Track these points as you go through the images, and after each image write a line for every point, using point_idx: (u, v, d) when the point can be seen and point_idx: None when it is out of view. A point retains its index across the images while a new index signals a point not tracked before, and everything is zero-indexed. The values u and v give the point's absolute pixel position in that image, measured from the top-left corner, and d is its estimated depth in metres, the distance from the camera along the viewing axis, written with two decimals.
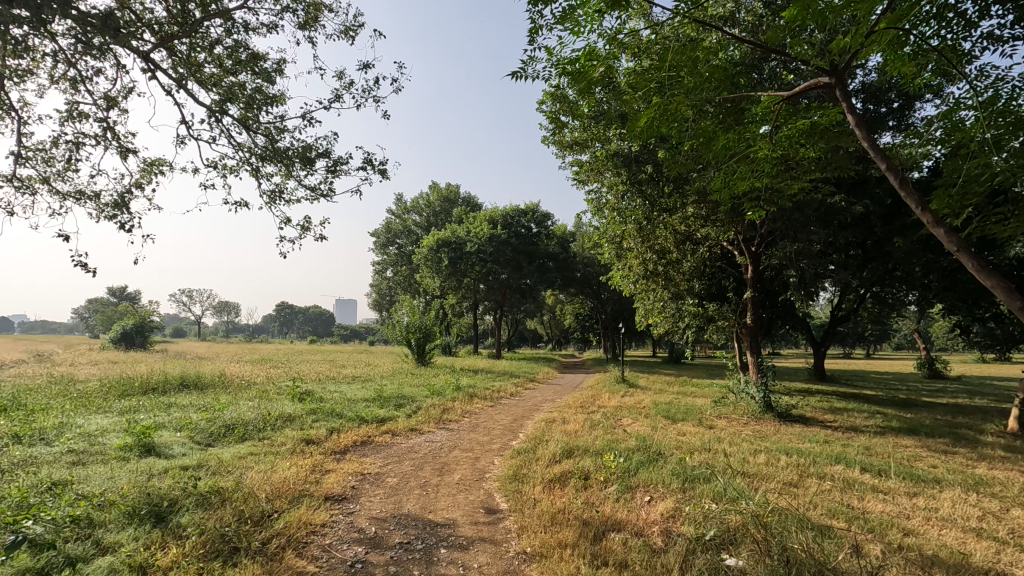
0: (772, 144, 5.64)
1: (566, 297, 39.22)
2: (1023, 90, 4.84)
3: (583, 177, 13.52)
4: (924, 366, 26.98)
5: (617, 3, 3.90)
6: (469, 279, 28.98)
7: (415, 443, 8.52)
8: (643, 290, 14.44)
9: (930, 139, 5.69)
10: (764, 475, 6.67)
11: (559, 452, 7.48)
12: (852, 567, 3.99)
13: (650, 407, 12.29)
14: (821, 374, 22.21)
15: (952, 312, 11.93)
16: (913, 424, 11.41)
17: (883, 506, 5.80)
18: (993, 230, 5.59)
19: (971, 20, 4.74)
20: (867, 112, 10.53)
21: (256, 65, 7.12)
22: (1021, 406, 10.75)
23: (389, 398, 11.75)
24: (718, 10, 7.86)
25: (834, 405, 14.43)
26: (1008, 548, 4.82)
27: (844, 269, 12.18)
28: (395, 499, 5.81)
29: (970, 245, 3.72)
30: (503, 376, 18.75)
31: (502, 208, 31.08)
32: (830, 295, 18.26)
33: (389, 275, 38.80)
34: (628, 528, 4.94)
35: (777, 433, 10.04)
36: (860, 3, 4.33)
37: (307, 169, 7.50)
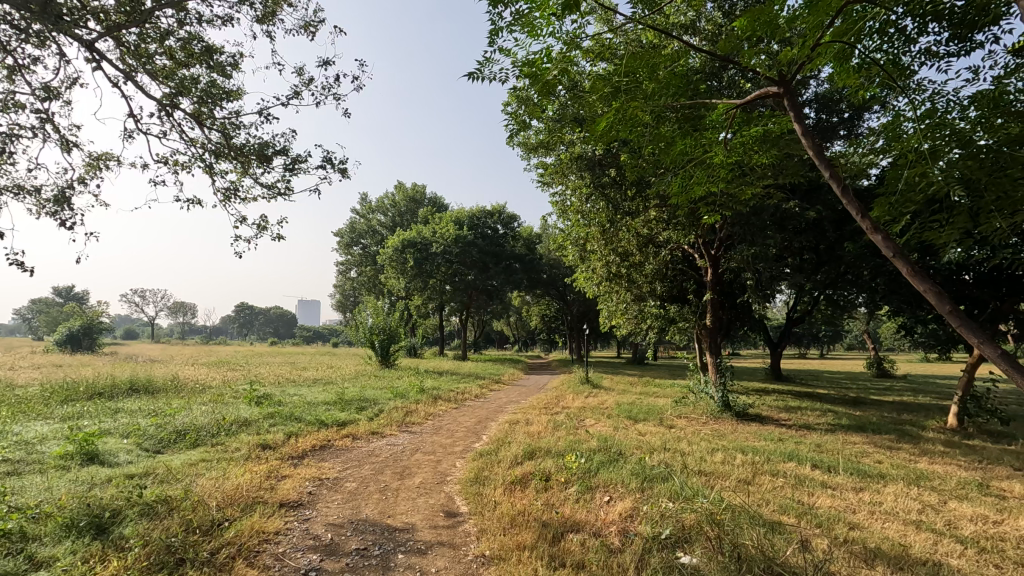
0: (728, 151, 5.72)
1: (533, 298, 39.37)
2: (957, 105, 5.08)
3: (548, 179, 13.60)
4: (873, 365, 28.14)
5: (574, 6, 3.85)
6: (434, 280, 28.79)
7: (376, 446, 8.38)
8: (606, 292, 14.59)
9: (873, 149, 5.92)
10: (720, 473, 6.82)
11: (521, 454, 7.48)
12: (799, 562, 4.13)
13: (613, 408, 12.43)
14: (777, 374, 22.93)
15: (897, 314, 12.47)
16: (861, 421, 11.90)
17: (831, 501, 6.02)
18: (931, 236, 5.85)
19: (910, 36, 4.95)
20: (820, 121, 10.95)
21: (210, 58, 6.89)
22: (960, 404, 11.30)
23: (351, 401, 11.53)
24: (679, 19, 8.02)
25: (789, 403, 14.89)
26: (944, 539, 5.05)
27: (798, 272, 12.60)
28: (353, 504, 5.70)
29: (906, 251, 3.81)
30: (467, 377, 18.76)
31: (468, 209, 31.04)
32: (787, 296, 18.85)
33: (353, 276, 38.23)
34: (586, 529, 4.97)
35: (734, 432, 10.28)
36: (810, 15, 4.45)
37: (264, 166, 7.31)
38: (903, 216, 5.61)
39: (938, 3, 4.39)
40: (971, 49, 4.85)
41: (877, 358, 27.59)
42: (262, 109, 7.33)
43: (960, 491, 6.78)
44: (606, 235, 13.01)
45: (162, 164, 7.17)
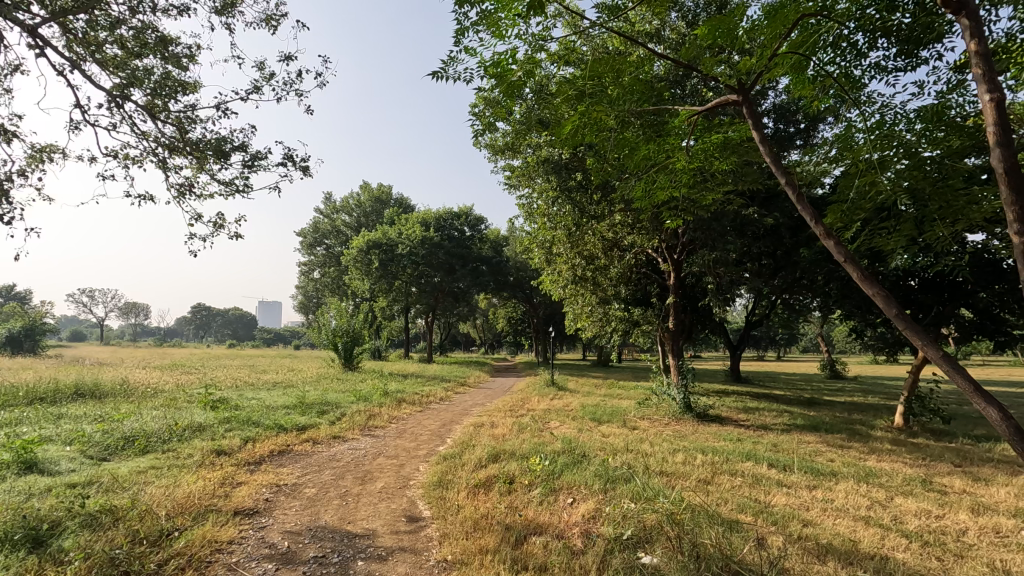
0: (690, 158, 5.77)
1: (499, 301, 39.34)
2: (904, 117, 5.29)
3: (515, 181, 13.61)
4: (826, 367, 29.20)
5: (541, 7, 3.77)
6: (400, 282, 28.43)
7: (337, 451, 8.19)
8: (572, 294, 14.70)
9: (827, 158, 6.11)
10: (680, 474, 6.93)
11: (485, 457, 7.43)
12: (755, 559, 4.23)
13: (577, 410, 12.49)
14: (736, 376, 23.57)
15: (849, 318, 12.95)
16: (814, 421, 12.32)
17: (786, 499, 6.19)
18: (880, 242, 6.11)
19: (861, 50, 5.14)
20: (778, 131, 11.30)
21: (165, 49, 6.62)
22: (906, 403, 11.82)
23: (312, 404, 11.26)
24: (644, 27, 8.15)
25: (747, 404, 15.31)
26: (891, 534, 5.26)
27: (757, 277, 12.99)
28: (312, 510, 5.54)
29: (855, 255, 3.87)
30: (433, 380, 18.60)
31: (435, 211, 30.79)
32: (746, 300, 19.38)
33: (316, 277, 37.45)
34: (549, 531, 4.97)
35: (695, 433, 10.49)
36: (768, 26, 4.56)
37: (222, 163, 7.06)
38: (854, 223, 5.84)
39: (887, 18, 4.57)
40: (916, 65, 5.07)
41: (830, 360, 28.68)
42: (220, 103, 7.09)
43: (906, 487, 7.08)
44: (572, 238, 13.09)
45: (112, 157, 6.85)
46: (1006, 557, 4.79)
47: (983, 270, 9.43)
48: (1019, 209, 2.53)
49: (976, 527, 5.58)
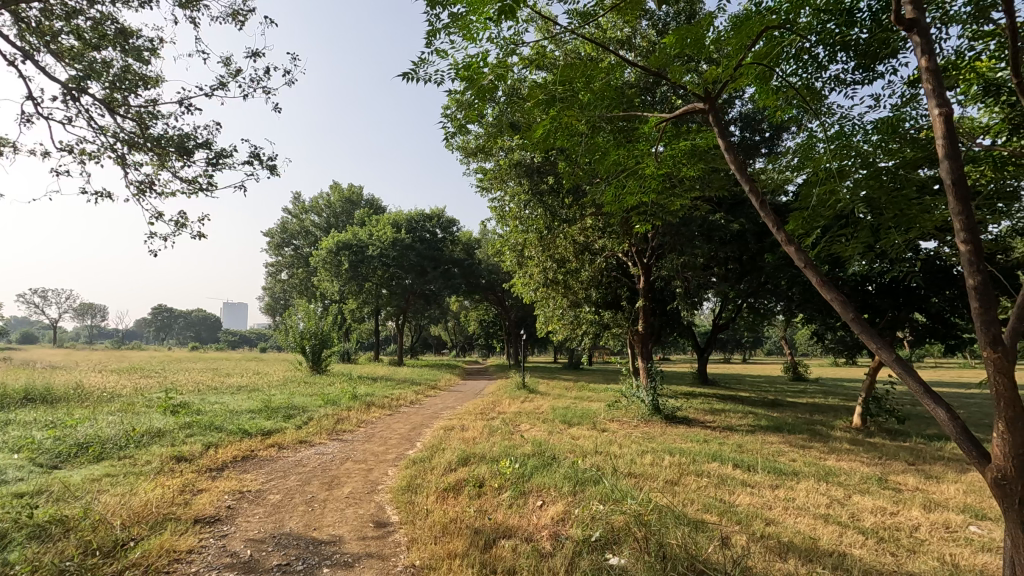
0: (659, 164, 5.84)
1: (471, 304, 39.19)
2: (861, 128, 5.47)
3: (487, 184, 13.61)
4: (789, 369, 30.00)
5: (516, 10, 3.75)
6: (370, 284, 28.09)
7: (304, 456, 8.02)
8: (543, 297, 14.75)
9: (789, 166, 6.28)
10: (648, 475, 7.03)
11: (455, 460, 7.38)
12: (719, 558, 4.32)
13: (548, 412, 12.55)
14: (703, 378, 24.04)
15: (811, 322, 13.35)
16: (778, 422, 12.64)
17: (750, 499, 6.34)
18: (838, 249, 6.32)
19: (821, 63, 5.31)
20: (744, 139, 11.57)
21: (125, 42, 6.41)
22: (864, 404, 12.24)
23: (278, 408, 11.02)
24: (615, 34, 8.26)
25: (714, 406, 15.63)
26: (849, 531, 5.43)
27: (723, 281, 13.28)
28: (276, 517, 5.41)
29: (814, 261, 3.96)
30: (403, 383, 18.43)
31: (407, 213, 30.49)
32: (714, 303, 19.81)
33: (284, 278, 36.67)
34: (518, 534, 4.97)
35: (663, 434, 10.64)
36: (734, 37, 4.67)
37: (184, 160, 6.87)
38: (813, 229, 6.01)
39: (846, 33, 4.74)
40: (873, 79, 5.27)
41: (793, 363, 29.48)
42: (183, 99, 6.90)
43: (863, 485, 7.32)
44: (543, 241, 13.16)
45: (66, 152, 6.57)
46: (955, 552, 4.99)
47: (935, 276, 9.88)
48: (964, 219, 2.66)
49: (928, 523, 5.82)
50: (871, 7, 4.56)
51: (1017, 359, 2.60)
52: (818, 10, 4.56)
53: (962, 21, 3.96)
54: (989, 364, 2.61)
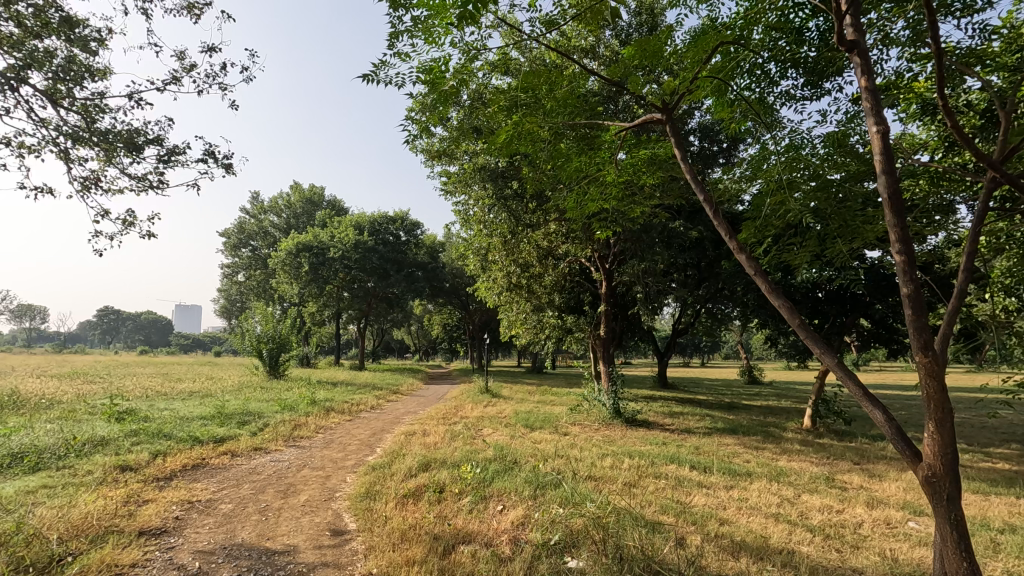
0: (619, 172, 5.92)
1: (434, 308, 38.89)
2: (810, 142, 5.70)
3: (451, 188, 13.57)
4: (745, 373, 30.91)
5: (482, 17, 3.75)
6: (331, 287, 27.57)
7: (258, 463, 7.79)
8: (507, 302, 14.76)
9: (743, 177, 6.50)
10: (608, 478, 7.13)
11: (415, 466, 7.30)
12: (674, 558, 4.41)
13: (511, 417, 12.55)
14: (663, 382, 24.55)
15: (765, 327, 13.81)
16: (733, 425, 13.00)
17: (705, 499, 6.50)
18: (788, 257, 6.55)
19: (773, 79, 5.52)
20: (703, 149, 11.92)
21: (71, 31, 6.12)
22: (813, 407, 12.74)
23: (232, 414, 10.66)
24: (580, 43, 8.40)
25: (673, 409, 15.98)
26: (798, 529, 5.63)
27: (683, 287, 13.62)
28: (227, 528, 5.22)
29: (764, 269, 3.98)
30: (364, 388, 18.11)
31: (370, 215, 30.02)
32: (673, 309, 20.30)
33: (240, 280, 35.57)
34: (478, 539, 4.95)
35: (623, 437, 10.81)
36: (691, 50, 4.81)
37: (134, 156, 6.59)
38: (765, 238, 6.22)
39: (796, 51, 4.94)
40: (820, 95, 5.50)
41: (749, 367, 30.39)
42: (133, 93, 6.63)
43: (811, 484, 7.61)
44: (507, 246, 13.19)
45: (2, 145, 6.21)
46: (895, 547, 5.24)
47: (879, 284, 10.34)
48: (900, 230, 2.81)
49: (870, 519, 6.10)
50: (819, 27, 4.78)
51: (946, 362, 2.75)
52: (771, 28, 4.75)
53: (901, 45, 4.17)
54: (921, 367, 2.76)
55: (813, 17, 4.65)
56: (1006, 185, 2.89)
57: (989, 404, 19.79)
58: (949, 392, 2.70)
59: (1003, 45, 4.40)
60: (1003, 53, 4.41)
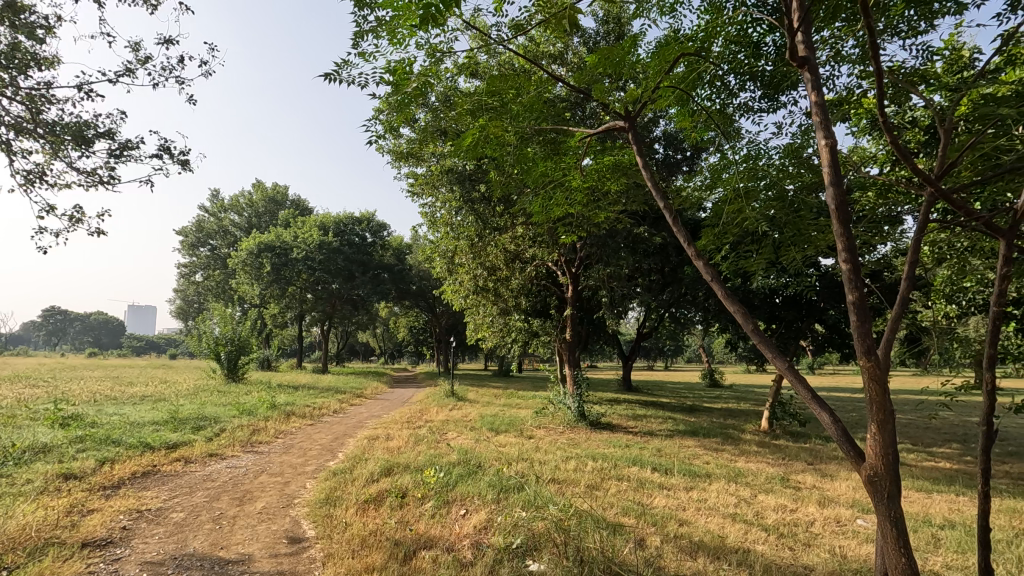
0: (584, 178, 5.96)
1: (401, 310, 38.53)
2: (766, 152, 5.87)
3: (418, 190, 13.47)
4: (706, 376, 31.65)
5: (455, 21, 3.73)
6: (294, 288, 26.99)
7: (213, 470, 7.53)
8: (473, 305, 14.71)
9: (702, 186, 6.64)
10: (571, 480, 7.18)
11: (377, 471, 7.19)
12: (633, 559, 4.47)
13: (475, 420, 12.51)
14: (627, 385, 24.93)
15: (725, 331, 14.18)
16: (694, 427, 13.28)
17: (666, 500, 6.62)
18: (744, 263, 6.71)
19: (732, 90, 5.68)
20: (667, 156, 12.20)
21: (16, 17, 5.83)
22: (770, 409, 13.14)
23: (186, 419, 10.28)
24: (548, 49, 8.48)
25: (636, 411, 16.22)
26: (754, 528, 5.79)
27: (647, 292, 13.86)
28: (178, 537, 5.03)
29: (721, 275, 3.86)
30: (326, 391, 17.78)
31: (335, 215, 29.51)
32: (638, 313, 20.67)
33: (198, 280, 34.48)
34: (439, 545, 4.91)
35: (588, 440, 10.91)
36: (654, 60, 4.89)
37: (83, 150, 6.31)
38: (723, 245, 6.36)
39: (753, 64, 5.09)
40: (777, 108, 5.66)
41: (710, 370, 31.12)
42: (83, 83, 6.35)
43: (767, 484, 7.84)
44: (474, 249, 13.14)
45: None
46: (844, 544, 5.46)
47: (831, 290, 10.81)
48: (846, 240, 2.91)
49: (821, 518, 6.31)
50: (775, 42, 4.94)
51: (887, 367, 2.87)
52: (730, 41, 4.88)
53: (851, 62, 4.33)
54: (864, 371, 2.87)
55: (770, 33, 4.81)
56: (941, 199, 3.05)
57: (929, 406, 20.86)
58: (890, 395, 2.81)
59: (944, 66, 4.63)
60: (945, 74, 4.63)
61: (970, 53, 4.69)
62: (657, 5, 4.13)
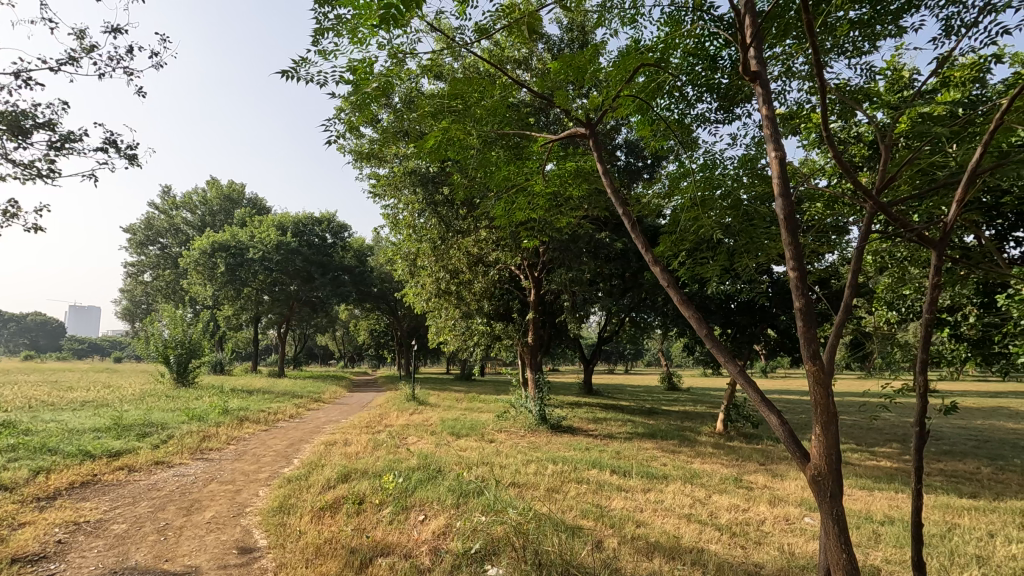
0: (546, 183, 5.96)
1: (361, 313, 37.90)
2: (722, 162, 6.04)
3: (380, 191, 13.30)
4: (665, 380, 32.35)
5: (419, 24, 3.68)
6: (250, 289, 26.20)
7: (159, 478, 7.20)
8: (435, 308, 14.60)
9: (661, 194, 6.76)
10: (532, 484, 7.21)
11: (334, 477, 7.03)
12: (591, 562, 4.50)
13: (436, 424, 12.40)
14: (588, 389, 25.23)
15: (683, 336, 14.52)
16: (652, 429, 13.54)
17: (623, 502, 6.72)
18: (700, 270, 6.86)
19: (689, 101, 5.81)
20: (629, 163, 12.47)
21: None
22: (725, 411, 13.52)
23: (131, 426, 9.81)
24: (513, 54, 8.54)
25: (596, 414, 16.41)
26: (708, 528, 5.94)
27: (608, 296, 14.07)
28: (119, 550, 4.79)
29: (678, 281, 3.90)
30: (283, 396, 17.31)
31: (294, 215, 28.79)
32: (599, 317, 20.95)
33: (146, 280, 33.04)
34: (397, 551, 4.83)
35: (548, 443, 10.98)
36: (615, 68, 4.96)
37: (18, 141, 5.96)
38: (680, 251, 6.48)
39: (710, 76, 5.25)
40: (732, 120, 5.83)
41: (669, 374, 31.79)
42: (20, 69, 6.00)
43: (721, 485, 8.06)
44: (436, 251, 13.08)
45: None
46: (792, 542, 5.66)
47: (783, 296, 11.22)
48: (794, 248, 3.02)
49: (772, 516, 6.53)
50: (731, 56, 5.10)
51: (831, 371, 2.99)
52: (687, 53, 5.01)
53: (801, 78, 4.50)
54: (810, 375, 2.97)
55: (726, 47, 4.96)
56: (882, 211, 3.19)
57: (870, 407, 21.96)
58: (834, 397, 2.92)
59: (887, 85, 4.87)
60: (887, 93, 4.88)
61: (909, 74, 4.97)
62: (618, 14, 4.19)
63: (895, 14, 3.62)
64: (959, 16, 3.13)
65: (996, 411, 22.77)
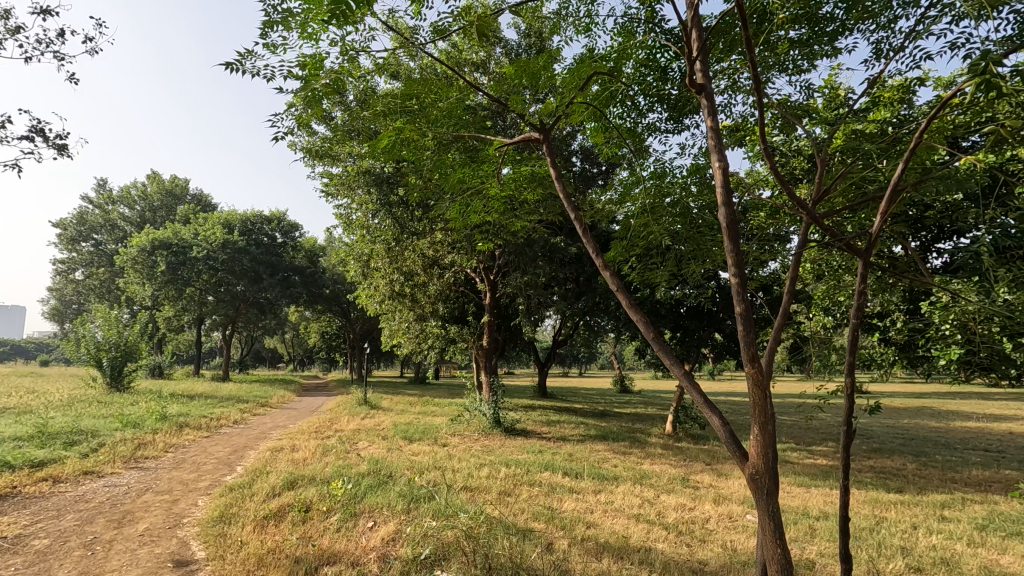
0: (502, 186, 5.95)
1: (313, 315, 36.94)
2: (673, 170, 6.19)
3: (333, 190, 12.99)
4: (618, 382, 32.97)
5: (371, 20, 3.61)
6: (193, 289, 25.06)
7: (88, 489, 6.77)
8: (389, 311, 14.37)
9: (614, 200, 6.87)
10: (484, 487, 7.19)
11: (279, 484, 6.79)
12: (541, 564, 4.53)
13: (389, 429, 12.20)
14: (542, 392, 25.42)
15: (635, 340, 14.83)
16: (604, 431, 13.76)
17: (575, 504, 6.80)
18: (651, 275, 7.00)
19: (641, 109, 5.93)
20: (584, 169, 12.69)
21: None
22: (674, 413, 13.88)
23: (57, 433, 9.18)
24: (470, 57, 8.56)
25: (550, 417, 16.55)
26: (656, 527, 6.08)
27: (562, 300, 14.22)
28: (40, 568, 4.47)
29: (628, 285, 3.95)
30: (227, 401, 16.65)
31: (242, 213, 27.76)
32: (554, 320, 21.18)
33: (78, 278, 31.06)
34: (344, 560, 4.71)
35: (502, 446, 11.00)
36: (570, 74, 5.01)
37: None
38: (632, 257, 6.59)
39: (661, 87, 5.39)
40: (681, 130, 6.00)
41: (621, 377, 32.44)
42: None
43: (669, 485, 8.28)
44: (391, 253, 12.92)
45: None
46: (734, 538, 5.88)
47: (728, 301, 11.64)
48: (735, 256, 3.13)
49: (716, 514, 6.75)
50: (680, 69, 5.25)
51: (769, 373, 3.10)
52: (639, 64, 5.13)
53: (745, 92, 4.66)
54: (749, 378, 3.07)
55: (676, 59, 5.12)
56: (818, 221, 3.33)
57: (807, 408, 23.12)
58: (771, 399, 3.04)
59: (824, 103, 5.13)
60: (825, 109, 5.14)
61: (844, 93, 5.26)
62: (573, 22, 4.26)
63: (831, 35, 3.81)
64: (888, 41, 3.34)
65: (921, 411, 24.32)
